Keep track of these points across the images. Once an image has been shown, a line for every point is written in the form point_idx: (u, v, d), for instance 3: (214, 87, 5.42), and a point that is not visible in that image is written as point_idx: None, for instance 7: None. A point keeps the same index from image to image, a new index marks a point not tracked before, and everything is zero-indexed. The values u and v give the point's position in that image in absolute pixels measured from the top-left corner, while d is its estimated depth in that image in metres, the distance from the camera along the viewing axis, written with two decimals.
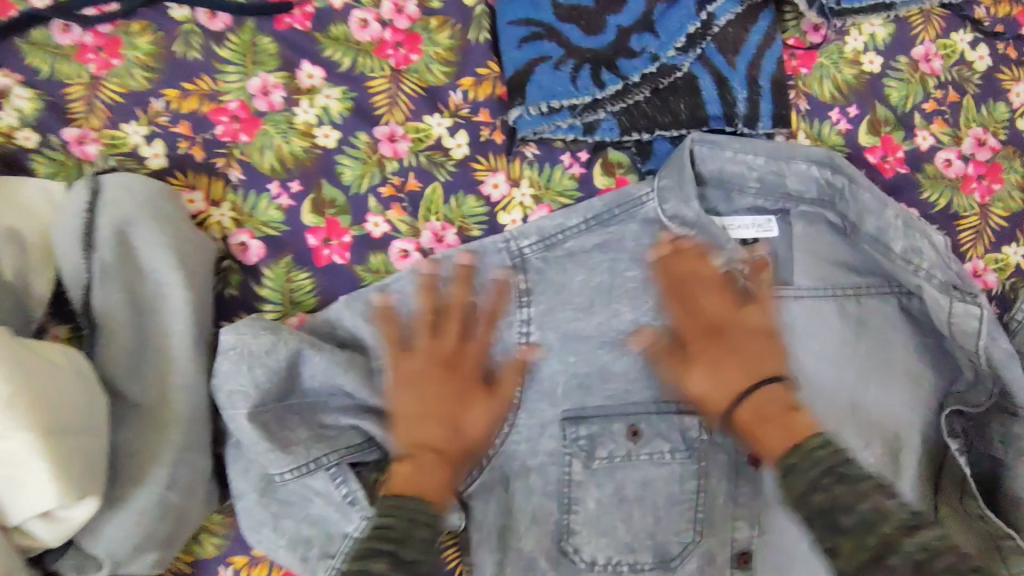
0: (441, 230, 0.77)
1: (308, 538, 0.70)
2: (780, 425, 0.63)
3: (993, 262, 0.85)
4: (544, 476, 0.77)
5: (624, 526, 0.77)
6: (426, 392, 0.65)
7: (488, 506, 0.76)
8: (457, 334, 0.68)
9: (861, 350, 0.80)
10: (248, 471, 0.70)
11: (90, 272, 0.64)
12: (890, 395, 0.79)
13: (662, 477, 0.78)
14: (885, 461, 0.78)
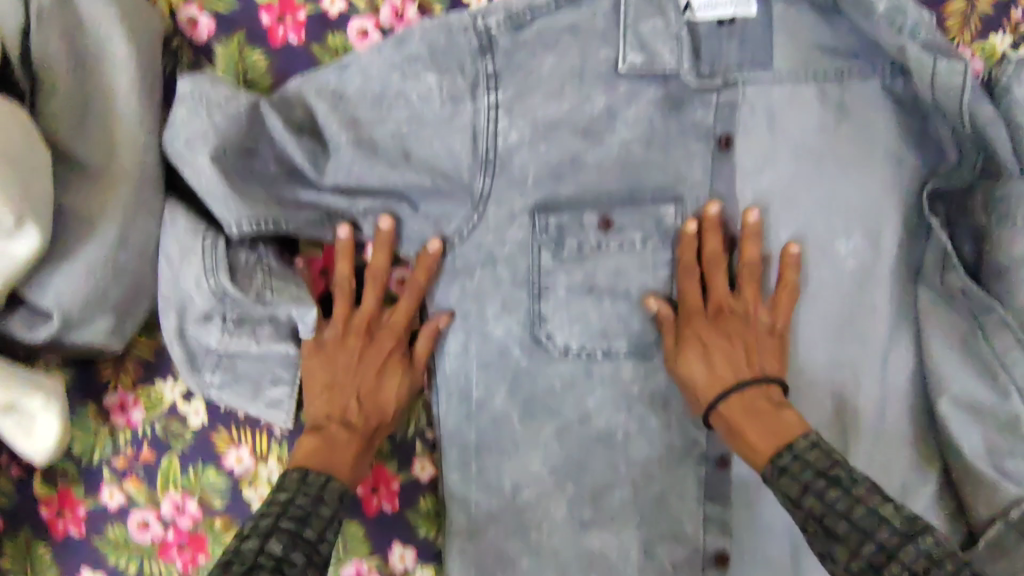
0: (401, 7, 0.75)
1: (252, 323, 0.72)
2: (765, 422, 0.68)
3: (981, 49, 0.81)
4: (513, 267, 0.76)
5: (596, 313, 0.77)
6: (334, 386, 0.72)
7: (450, 289, 0.76)
8: (387, 347, 0.73)
9: (838, 134, 0.77)
10: (190, 254, 0.68)
11: (25, 18, 0.62)
12: (866, 179, 0.77)
13: (635, 264, 0.76)
14: (862, 246, 0.78)
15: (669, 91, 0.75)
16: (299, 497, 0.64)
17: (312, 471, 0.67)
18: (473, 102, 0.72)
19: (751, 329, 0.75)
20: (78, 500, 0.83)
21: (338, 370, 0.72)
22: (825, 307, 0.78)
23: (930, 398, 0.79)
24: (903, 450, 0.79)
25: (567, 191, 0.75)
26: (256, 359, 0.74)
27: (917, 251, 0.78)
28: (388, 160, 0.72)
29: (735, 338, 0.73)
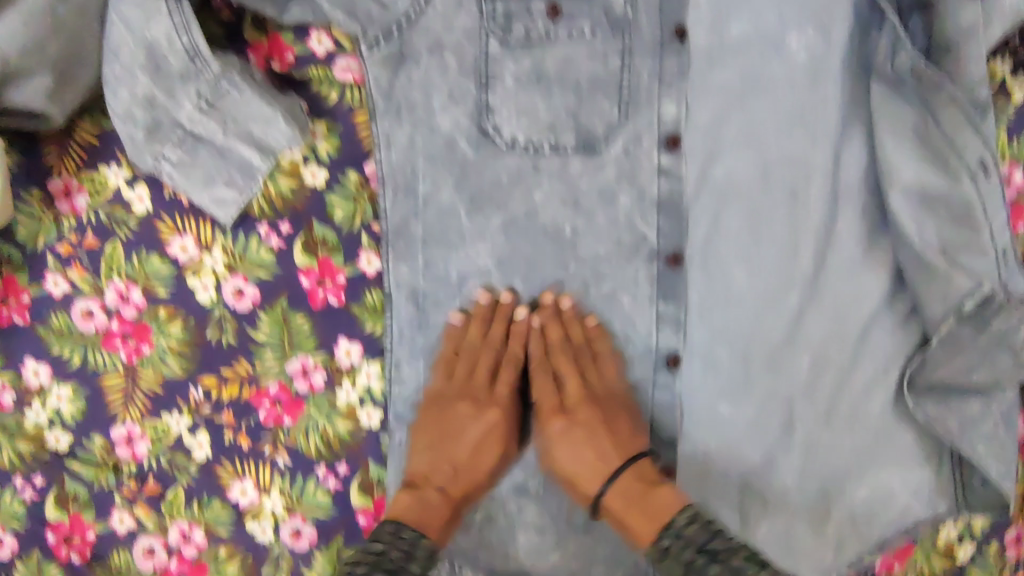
0: None
1: (185, 85, 0.68)
2: (644, 506, 0.69)
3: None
4: (460, 55, 0.75)
5: (544, 104, 0.76)
6: (430, 476, 0.72)
7: (398, 78, 0.75)
8: (456, 458, 0.72)
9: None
10: (155, 14, 0.67)
11: None
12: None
13: (584, 54, 0.76)
14: (813, 40, 0.76)
15: None
16: (395, 547, 0.65)
17: (417, 530, 0.67)
18: None
19: (619, 418, 0.75)
20: (21, 286, 0.74)
21: (444, 442, 0.73)
22: (777, 98, 0.77)
23: (883, 195, 0.78)
24: (856, 249, 0.79)
25: None
26: (213, 155, 0.71)
27: (878, 42, 0.76)
28: None
29: (593, 426, 0.74)
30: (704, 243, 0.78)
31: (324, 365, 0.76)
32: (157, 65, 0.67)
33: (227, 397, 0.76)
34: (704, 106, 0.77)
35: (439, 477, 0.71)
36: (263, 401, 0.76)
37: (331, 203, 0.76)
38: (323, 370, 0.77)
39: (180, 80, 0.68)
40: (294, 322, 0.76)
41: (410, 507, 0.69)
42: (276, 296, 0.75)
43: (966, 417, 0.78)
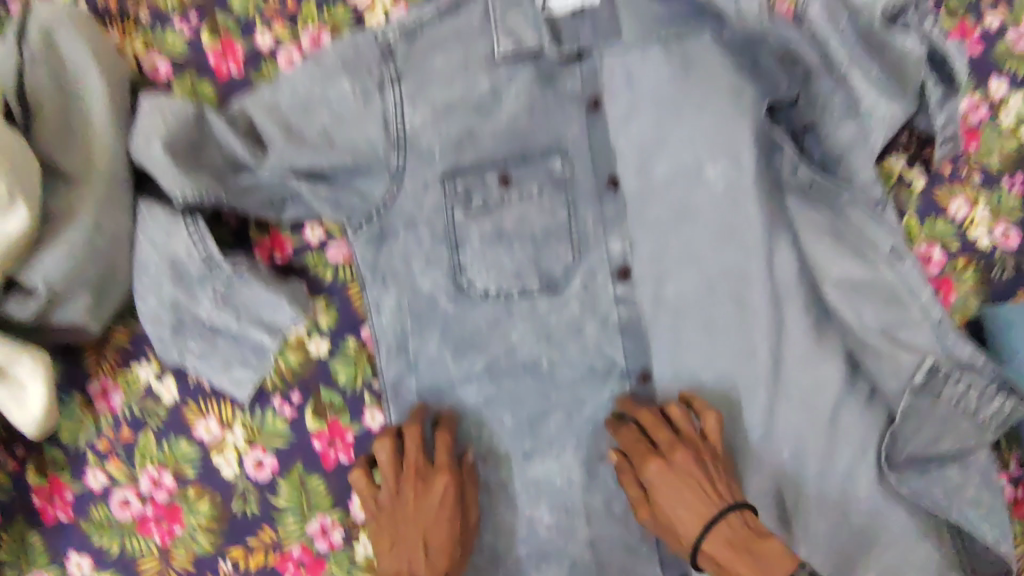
0: (318, 35, 0.92)
1: (163, 319, 0.80)
2: (754, 556, 0.69)
3: (982, 96, 0.96)
4: (431, 226, 0.87)
5: (507, 255, 0.87)
6: (394, 536, 0.75)
7: (379, 253, 0.86)
8: (418, 521, 0.75)
9: (692, 75, 0.90)
10: (173, 235, 0.78)
11: (23, 62, 0.79)
12: (721, 101, 0.89)
13: (535, 211, 0.88)
14: (728, 170, 0.89)
15: (539, 66, 0.91)
16: None
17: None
18: (381, 96, 0.88)
19: (699, 462, 0.75)
20: (66, 484, 0.84)
21: (399, 521, 0.75)
22: (714, 215, 0.88)
23: (818, 291, 0.86)
24: (805, 341, 0.87)
25: (469, 159, 0.89)
26: (232, 342, 0.81)
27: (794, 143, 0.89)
28: (314, 146, 0.86)
29: (694, 467, 0.74)
30: (667, 355, 0.87)
31: (340, 523, 0.83)
32: (179, 275, 0.79)
33: (254, 565, 0.83)
34: (644, 240, 0.88)
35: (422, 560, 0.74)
36: (288, 565, 0.84)
37: (337, 370, 0.86)
38: (340, 528, 0.83)
39: (198, 284, 0.79)
40: (310, 483, 0.84)
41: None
42: (292, 462, 0.84)
43: (948, 485, 0.82)
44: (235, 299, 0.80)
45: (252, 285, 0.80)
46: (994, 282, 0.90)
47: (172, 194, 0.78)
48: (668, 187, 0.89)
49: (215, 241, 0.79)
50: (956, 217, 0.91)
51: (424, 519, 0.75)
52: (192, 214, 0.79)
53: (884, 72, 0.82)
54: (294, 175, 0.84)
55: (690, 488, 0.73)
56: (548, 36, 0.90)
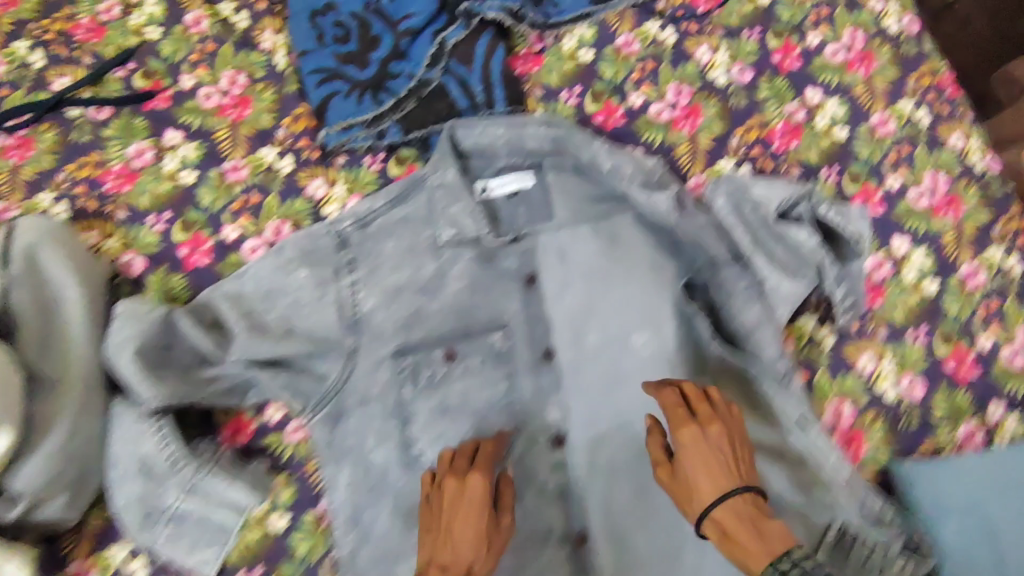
0: (279, 226, 1.02)
1: (134, 508, 0.87)
2: (756, 533, 0.69)
3: (886, 252, 1.05)
4: (383, 402, 0.96)
5: (453, 428, 0.96)
6: (456, 525, 0.74)
7: (336, 429, 0.95)
8: (473, 527, 0.73)
9: (615, 254, 1.01)
10: (144, 433, 0.88)
11: (7, 280, 0.89)
12: (643, 277, 0.99)
13: (477, 385, 0.97)
14: (653, 338, 0.97)
15: (480, 248, 1.02)
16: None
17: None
18: (336, 283, 0.99)
19: (715, 439, 0.74)
20: None
21: (453, 512, 0.75)
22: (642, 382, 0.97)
23: None
24: None
25: (418, 336, 0.99)
26: (197, 524, 0.88)
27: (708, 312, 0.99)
28: (274, 336, 0.96)
29: (726, 442, 0.75)
30: (598, 515, 0.93)
31: None
32: (148, 468, 0.87)
33: None
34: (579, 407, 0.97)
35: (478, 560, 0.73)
36: None
37: (296, 541, 0.93)
38: None
39: (167, 474, 0.87)
40: None
41: (456, 544, 0.73)
42: None
43: None
44: (202, 485, 0.88)
45: (215, 472, 0.89)
46: (900, 433, 0.99)
47: (144, 404, 0.87)
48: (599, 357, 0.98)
49: (181, 440, 0.88)
50: (864, 371, 1.00)
51: (479, 528, 0.73)
52: (161, 414, 0.89)
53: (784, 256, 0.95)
54: (253, 368, 0.94)
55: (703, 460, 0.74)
56: (485, 223, 1.00)
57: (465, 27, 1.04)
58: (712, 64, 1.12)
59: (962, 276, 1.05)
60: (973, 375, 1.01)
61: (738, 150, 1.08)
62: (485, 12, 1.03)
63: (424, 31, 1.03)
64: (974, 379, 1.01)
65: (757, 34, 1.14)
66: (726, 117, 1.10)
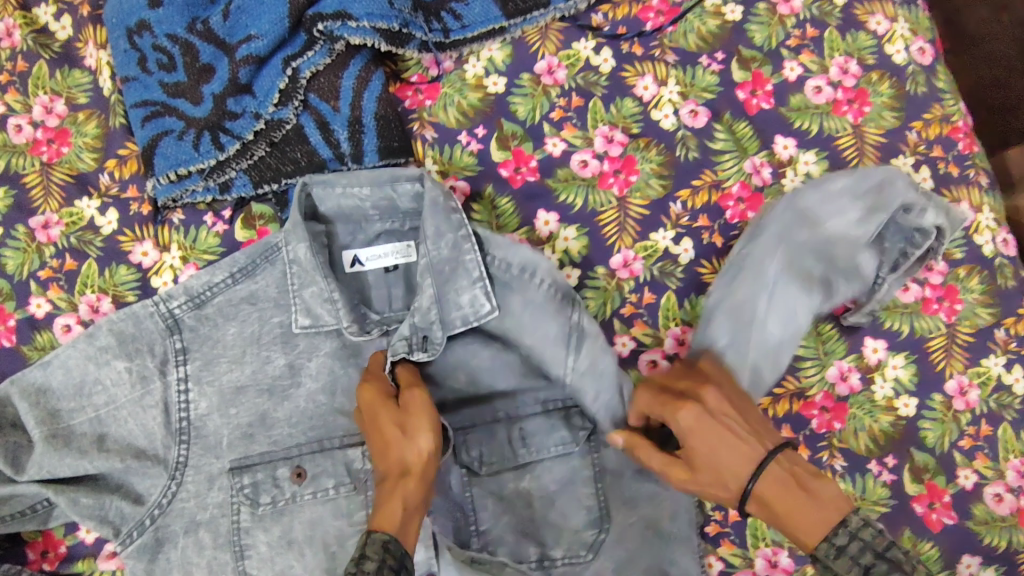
0: (97, 301, 0.84)
1: None
2: (809, 500, 0.61)
3: (856, 360, 0.84)
4: (214, 529, 0.79)
5: (299, 564, 0.79)
6: (368, 415, 0.70)
7: (155, 560, 0.79)
8: (380, 411, 0.69)
9: (514, 364, 0.79)
10: None
11: None
12: (551, 395, 0.79)
13: (328, 511, 0.80)
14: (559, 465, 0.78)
15: (343, 339, 0.83)
16: (386, 568, 0.60)
17: (377, 532, 0.63)
18: (162, 378, 0.80)
19: (735, 397, 0.69)
20: None
21: (369, 411, 0.70)
22: (540, 520, 0.77)
23: None
24: None
25: (259, 448, 0.80)
26: None
27: None
28: (79, 448, 0.78)
29: (723, 407, 0.67)
30: None
31: None
32: None
33: None
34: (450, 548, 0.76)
35: (391, 432, 0.68)
36: None
37: None
38: None
39: None
40: None
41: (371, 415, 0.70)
42: None
43: None
44: None
45: None
46: None
47: None
48: (499, 497, 0.78)
49: None
50: None
51: (392, 417, 0.69)
52: None
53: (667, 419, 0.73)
54: (55, 483, 0.78)
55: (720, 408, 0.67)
56: (346, 313, 0.79)
57: (327, 53, 0.83)
58: (658, 102, 0.87)
59: (947, 393, 0.84)
60: (946, 522, 0.81)
61: (680, 219, 0.85)
62: (347, 36, 0.82)
63: (273, 57, 0.83)
64: (945, 527, 0.81)
65: (719, 61, 0.88)
66: (669, 173, 0.86)
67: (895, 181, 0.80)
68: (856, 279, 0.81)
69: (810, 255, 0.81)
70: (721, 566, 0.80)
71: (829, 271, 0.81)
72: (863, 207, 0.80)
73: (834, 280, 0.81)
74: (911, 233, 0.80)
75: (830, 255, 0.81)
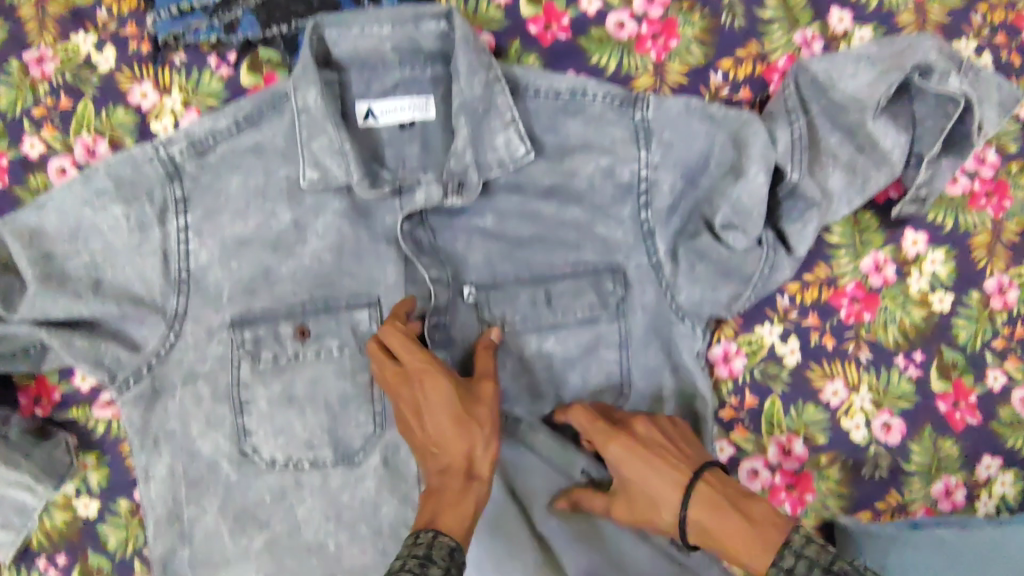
0: (93, 143, 0.79)
1: None
2: (736, 522, 0.61)
3: (893, 251, 0.79)
4: (214, 382, 0.76)
5: (299, 422, 0.76)
6: (422, 399, 0.66)
7: (152, 410, 0.76)
8: (442, 397, 0.65)
9: (542, 216, 0.77)
10: None
11: None
12: (580, 258, 0.77)
13: (331, 372, 0.77)
14: (580, 331, 0.77)
15: (353, 197, 0.77)
16: (451, 575, 0.58)
17: (442, 533, 0.60)
18: (161, 226, 0.76)
19: (643, 458, 0.66)
20: None
21: (422, 386, 0.66)
22: (561, 379, 0.78)
23: None
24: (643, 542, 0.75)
25: (261, 304, 0.77)
26: None
27: (653, 304, 0.77)
28: (75, 290, 0.75)
29: (656, 459, 0.66)
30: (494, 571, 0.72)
31: None
32: None
33: None
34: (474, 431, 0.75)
35: (451, 424, 0.64)
36: None
37: (106, 529, 0.78)
38: None
39: None
40: None
41: (426, 402, 0.66)
42: None
43: None
44: None
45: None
46: (862, 480, 0.77)
47: None
48: (521, 359, 0.78)
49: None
50: (829, 403, 0.77)
51: (453, 410, 0.65)
52: None
53: (711, 265, 0.75)
54: (50, 325, 0.75)
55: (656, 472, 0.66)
56: (356, 166, 0.74)
57: None
58: None
59: (985, 291, 0.80)
60: (969, 421, 0.78)
61: (720, 90, 0.79)
62: None
63: None
64: (968, 427, 0.78)
65: None
66: (711, 40, 0.80)
67: (920, 44, 0.72)
68: (884, 164, 0.73)
69: (829, 130, 0.73)
70: (732, 452, 0.78)
71: (857, 147, 0.73)
72: (877, 72, 0.72)
73: (862, 159, 0.73)
74: (945, 104, 0.72)
75: (852, 124, 0.72)
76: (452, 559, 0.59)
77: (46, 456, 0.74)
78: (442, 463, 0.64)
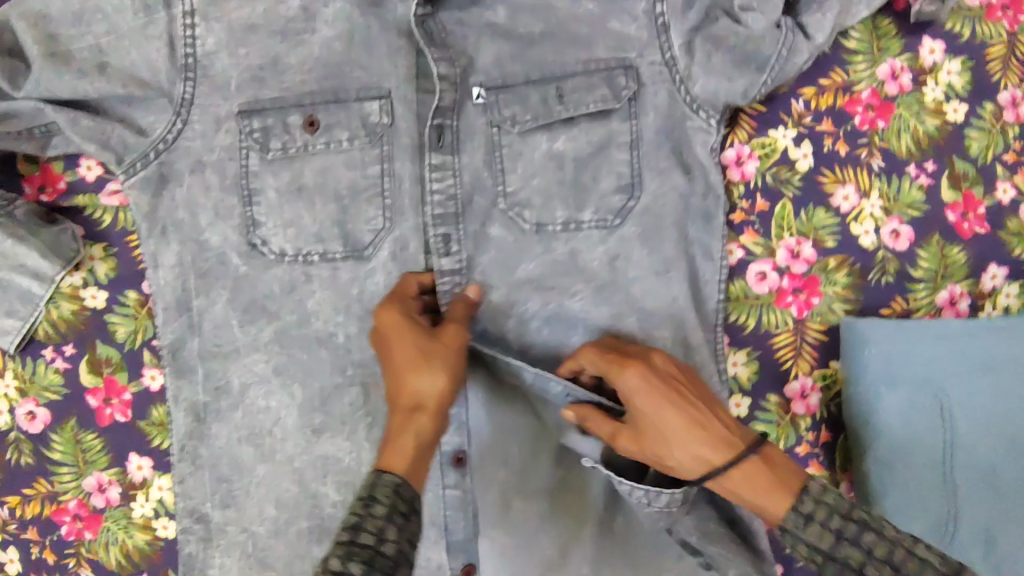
0: None
1: None
2: (755, 477, 0.59)
3: (910, 61, 0.78)
4: (221, 172, 0.76)
5: (309, 215, 0.76)
6: (395, 341, 0.66)
7: (159, 198, 0.75)
8: (409, 338, 0.65)
9: (555, 10, 0.75)
10: None
11: None
12: (592, 55, 0.75)
13: (341, 164, 0.76)
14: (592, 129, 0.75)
15: None
16: (395, 514, 0.56)
17: (387, 472, 0.59)
18: (166, 9, 0.74)
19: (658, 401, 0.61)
20: None
21: (394, 332, 0.66)
22: (572, 181, 0.76)
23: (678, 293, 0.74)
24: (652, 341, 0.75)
25: (270, 94, 0.75)
26: None
27: (665, 105, 0.75)
28: (79, 69, 0.73)
29: (672, 400, 0.61)
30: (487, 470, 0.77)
31: (118, 481, 0.78)
32: None
33: (31, 514, 0.78)
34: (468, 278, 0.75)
35: (411, 368, 0.63)
36: (64, 516, 0.78)
37: (113, 323, 0.77)
38: (117, 485, 0.78)
39: None
40: (85, 439, 0.78)
41: (400, 336, 0.66)
42: (65, 416, 0.77)
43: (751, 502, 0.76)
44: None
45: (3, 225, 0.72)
46: (869, 287, 0.77)
47: None
48: (531, 159, 0.76)
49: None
50: (840, 208, 0.77)
51: (416, 348, 0.64)
52: None
53: (727, 53, 0.73)
54: (55, 105, 0.73)
55: (662, 403, 0.61)
56: None
57: None
58: None
59: (998, 104, 0.79)
60: (977, 232, 0.78)
61: None
62: None
63: None
64: (975, 236, 0.78)
65: None
66: None
67: None
68: None
69: None
70: (742, 255, 0.77)
71: None
72: None
73: None
74: None
75: None
76: (403, 531, 0.56)
77: (51, 237, 0.74)
78: (397, 403, 0.63)
